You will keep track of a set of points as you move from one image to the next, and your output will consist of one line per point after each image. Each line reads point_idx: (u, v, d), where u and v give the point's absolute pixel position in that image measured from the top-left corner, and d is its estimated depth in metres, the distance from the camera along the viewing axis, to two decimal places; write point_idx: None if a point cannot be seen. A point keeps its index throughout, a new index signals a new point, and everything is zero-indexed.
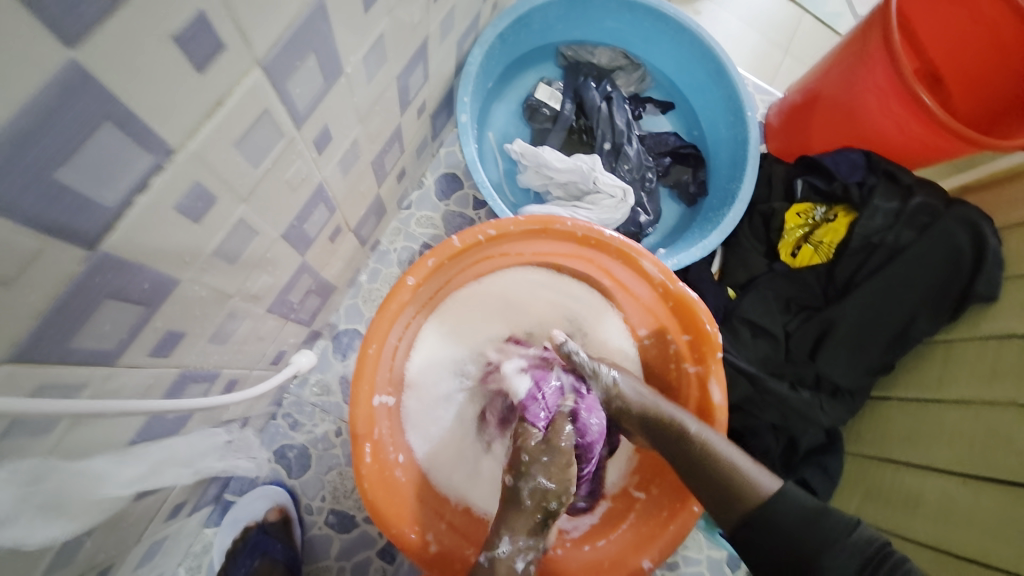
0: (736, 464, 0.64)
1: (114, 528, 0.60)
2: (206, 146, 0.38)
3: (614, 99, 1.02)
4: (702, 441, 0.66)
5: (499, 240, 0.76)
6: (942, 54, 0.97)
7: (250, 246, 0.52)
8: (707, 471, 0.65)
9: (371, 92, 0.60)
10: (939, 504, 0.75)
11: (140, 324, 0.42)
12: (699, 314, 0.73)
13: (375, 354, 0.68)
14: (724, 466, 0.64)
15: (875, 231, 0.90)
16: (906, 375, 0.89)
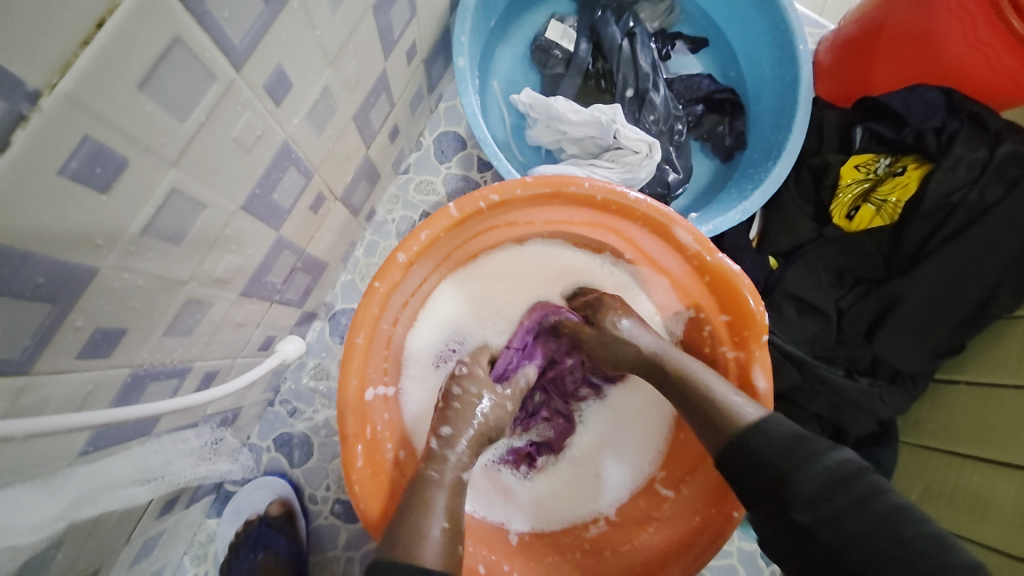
0: (701, 380, 0.59)
1: (91, 535, 0.52)
2: (85, 85, 0.29)
3: (638, 36, 0.87)
4: (682, 372, 0.60)
5: (505, 207, 0.65)
6: None
7: (198, 223, 0.43)
8: (681, 395, 0.60)
9: (338, 25, 0.49)
10: (1012, 506, 0.65)
11: (51, 325, 0.35)
12: (741, 291, 0.62)
13: (364, 345, 0.59)
14: (699, 385, 0.58)
15: (955, 187, 0.76)
16: (979, 355, 0.77)
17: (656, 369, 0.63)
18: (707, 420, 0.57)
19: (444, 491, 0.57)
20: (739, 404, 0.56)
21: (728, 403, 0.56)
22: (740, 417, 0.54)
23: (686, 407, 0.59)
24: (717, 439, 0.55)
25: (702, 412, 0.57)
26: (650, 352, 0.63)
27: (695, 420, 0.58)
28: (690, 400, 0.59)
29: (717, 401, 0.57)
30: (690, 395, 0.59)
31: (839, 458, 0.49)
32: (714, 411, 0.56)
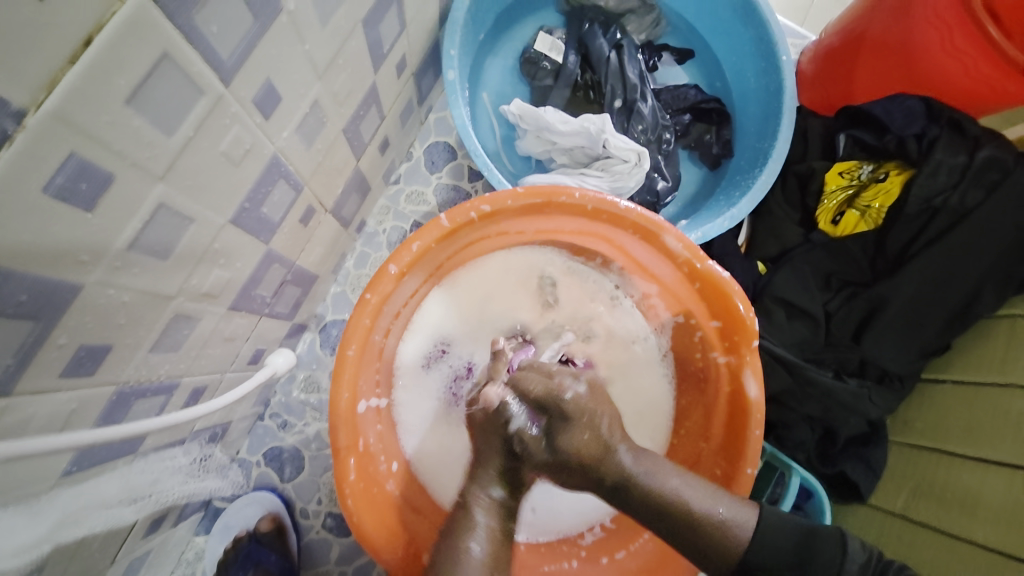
0: (694, 504, 0.54)
1: (74, 558, 0.51)
2: (71, 101, 0.29)
3: (625, 47, 0.88)
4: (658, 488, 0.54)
5: (496, 216, 0.65)
6: None
7: (186, 237, 0.43)
8: (647, 515, 0.54)
9: (328, 40, 0.49)
10: (999, 501, 0.66)
11: (34, 343, 0.34)
12: (732, 298, 0.63)
13: (355, 357, 0.59)
14: (656, 489, 0.54)
15: (936, 192, 0.77)
16: (964, 355, 0.79)
17: (617, 488, 0.55)
18: (701, 554, 0.54)
19: (487, 516, 0.55)
20: (710, 509, 0.54)
21: (699, 511, 0.54)
22: (732, 532, 0.54)
23: (657, 517, 0.54)
24: (720, 566, 0.54)
25: (697, 545, 0.54)
26: (642, 475, 0.54)
27: (683, 545, 0.54)
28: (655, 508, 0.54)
29: (691, 516, 0.53)
30: (660, 510, 0.54)
31: (847, 545, 0.53)
32: (701, 541, 0.54)
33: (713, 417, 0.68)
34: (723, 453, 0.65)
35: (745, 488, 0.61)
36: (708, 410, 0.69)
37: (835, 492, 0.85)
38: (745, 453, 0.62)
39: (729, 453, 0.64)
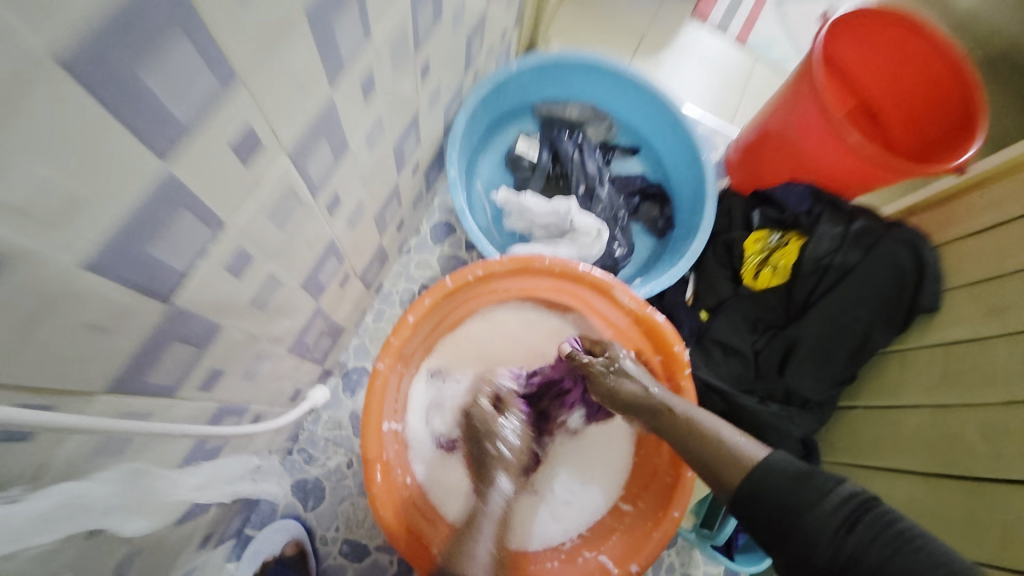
0: (712, 431, 0.67)
1: (157, 550, 0.64)
2: (250, 222, 0.50)
3: (585, 149, 1.16)
4: (688, 418, 0.70)
5: (487, 279, 0.86)
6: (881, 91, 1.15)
7: (275, 295, 0.63)
8: (682, 434, 0.70)
9: (371, 159, 0.73)
10: (906, 504, 0.83)
11: (193, 364, 0.52)
12: (666, 336, 0.84)
13: (382, 386, 0.77)
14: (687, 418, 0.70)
15: (825, 254, 1.00)
16: (869, 385, 0.99)
17: (653, 409, 0.74)
18: (715, 471, 0.64)
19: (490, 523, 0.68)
20: (748, 448, 0.63)
21: (738, 451, 0.63)
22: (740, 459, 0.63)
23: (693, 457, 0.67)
24: (726, 486, 0.62)
25: (710, 459, 0.65)
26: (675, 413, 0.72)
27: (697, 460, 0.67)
28: (675, 428, 0.70)
29: (727, 450, 0.64)
30: (689, 437, 0.69)
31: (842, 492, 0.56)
32: (725, 460, 0.63)
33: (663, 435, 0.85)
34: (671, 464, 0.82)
35: (687, 491, 0.77)
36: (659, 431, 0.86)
37: None
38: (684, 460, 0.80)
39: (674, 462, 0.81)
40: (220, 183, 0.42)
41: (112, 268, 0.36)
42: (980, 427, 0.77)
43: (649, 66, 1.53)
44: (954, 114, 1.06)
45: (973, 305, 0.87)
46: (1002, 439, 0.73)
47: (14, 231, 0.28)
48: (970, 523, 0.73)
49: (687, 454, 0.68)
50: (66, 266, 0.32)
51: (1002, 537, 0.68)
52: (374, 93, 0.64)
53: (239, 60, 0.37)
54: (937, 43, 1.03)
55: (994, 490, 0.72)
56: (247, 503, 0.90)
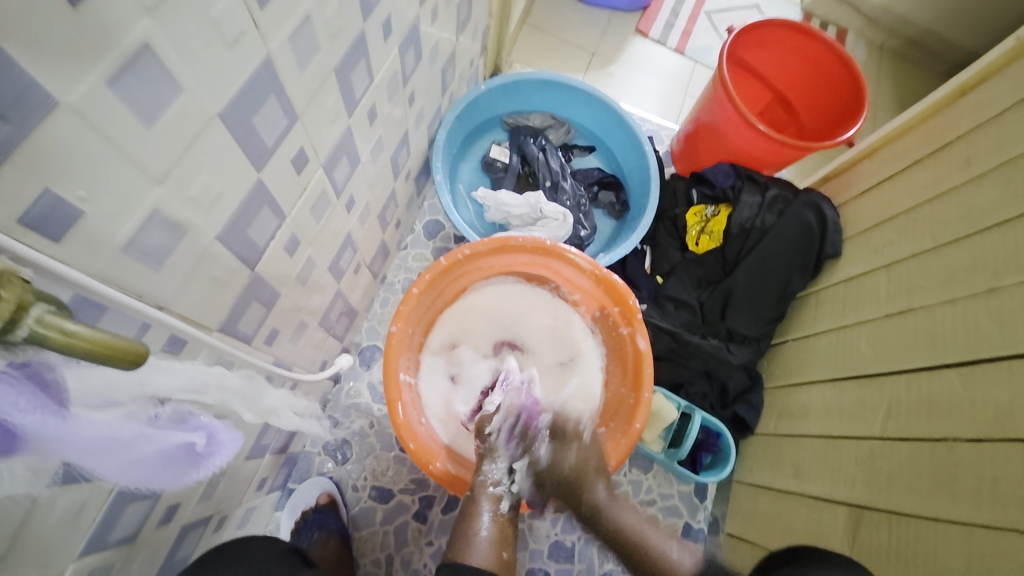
0: (643, 538, 0.87)
1: (234, 478, 0.83)
2: (299, 213, 0.70)
3: (548, 150, 1.38)
4: (637, 530, 0.88)
5: (472, 257, 1.07)
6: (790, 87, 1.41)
7: (312, 273, 0.83)
8: (604, 525, 0.90)
9: (374, 168, 0.94)
10: (821, 406, 1.03)
11: (262, 320, 0.72)
12: (620, 291, 1.05)
13: (397, 346, 0.96)
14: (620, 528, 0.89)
15: (748, 219, 1.23)
16: (794, 322, 1.21)
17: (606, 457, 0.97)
18: (648, 570, 0.83)
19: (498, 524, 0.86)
20: (672, 556, 0.83)
21: (665, 555, 0.84)
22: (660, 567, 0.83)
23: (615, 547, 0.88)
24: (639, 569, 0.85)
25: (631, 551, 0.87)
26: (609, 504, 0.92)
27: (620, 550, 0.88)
28: (624, 534, 0.88)
29: (654, 552, 0.84)
30: (626, 540, 0.88)
31: None
32: (651, 554, 0.84)
33: (626, 369, 1.06)
34: (632, 388, 1.03)
35: (645, 407, 0.98)
36: (624, 367, 1.07)
37: (736, 430, 1.21)
38: (643, 385, 1.00)
39: (635, 387, 1.02)
40: (283, 185, 0.63)
41: (228, 240, 0.56)
42: (867, 337, 0.99)
43: (603, 75, 1.76)
44: (846, 96, 1.30)
45: (864, 246, 1.09)
46: (883, 343, 0.95)
47: (191, 212, 0.48)
48: (864, 408, 0.93)
49: (629, 563, 0.86)
50: (208, 236, 0.52)
51: (885, 413, 0.88)
52: (376, 118, 0.85)
53: (296, 102, 0.58)
54: (822, 43, 1.28)
55: (878, 381, 0.92)
56: (289, 459, 1.09)
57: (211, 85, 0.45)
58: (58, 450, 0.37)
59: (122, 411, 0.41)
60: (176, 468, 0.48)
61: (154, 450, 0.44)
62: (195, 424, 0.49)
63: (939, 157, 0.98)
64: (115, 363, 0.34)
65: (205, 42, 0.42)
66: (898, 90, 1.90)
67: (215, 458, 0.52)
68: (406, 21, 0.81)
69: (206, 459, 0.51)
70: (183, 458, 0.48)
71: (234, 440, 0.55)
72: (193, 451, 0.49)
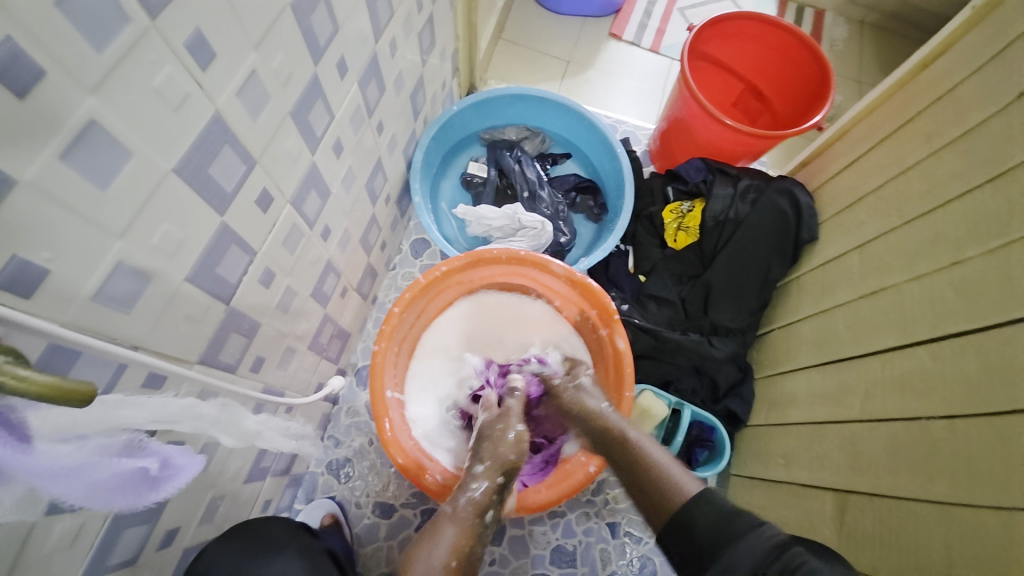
0: (669, 470, 0.78)
1: (235, 500, 0.88)
2: (270, 249, 0.75)
3: (524, 161, 1.41)
4: (635, 452, 0.83)
5: (451, 273, 1.11)
6: (760, 76, 1.41)
7: (293, 302, 0.89)
8: (630, 464, 0.82)
9: (349, 197, 1.00)
10: (806, 393, 1.05)
11: (245, 350, 0.77)
12: (597, 293, 1.08)
13: (381, 363, 1.01)
14: (654, 463, 0.79)
15: (722, 211, 1.24)
16: (777, 309, 1.21)
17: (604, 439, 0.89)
18: (656, 498, 0.75)
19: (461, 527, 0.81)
20: (682, 483, 0.75)
21: (677, 484, 0.75)
22: (682, 486, 0.74)
23: (632, 482, 0.81)
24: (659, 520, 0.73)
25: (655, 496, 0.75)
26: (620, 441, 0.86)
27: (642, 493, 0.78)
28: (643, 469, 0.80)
29: (668, 478, 0.76)
30: (638, 465, 0.81)
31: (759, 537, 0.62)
32: (667, 485, 0.75)
33: (608, 369, 1.08)
34: (615, 388, 1.05)
35: (626, 405, 1.00)
36: (606, 367, 1.09)
37: (730, 423, 1.21)
38: (625, 384, 1.02)
39: (617, 387, 1.05)
40: (249, 224, 0.68)
41: (197, 280, 0.61)
42: (845, 320, 0.99)
43: (579, 82, 1.79)
44: (814, 80, 1.30)
45: (838, 229, 1.09)
46: (858, 325, 0.95)
47: (154, 259, 0.53)
48: (845, 392, 0.94)
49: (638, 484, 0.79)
50: (176, 278, 0.57)
51: (863, 396, 0.90)
52: (342, 150, 0.90)
53: (251, 148, 0.63)
54: (785, 30, 1.29)
55: (857, 364, 0.93)
56: (293, 480, 1.14)
57: (160, 145, 0.50)
58: (24, 478, 0.40)
59: (87, 444, 0.45)
60: (136, 492, 0.50)
61: (114, 475, 0.47)
62: (149, 449, 0.52)
63: (902, 134, 0.98)
64: (62, 400, 0.37)
65: (150, 109, 0.48)
66: (882, 66, 1.88)
67: (175, 480, 0.54)
68: (362, 58, 0.86)
69: (164, 482, 0.53)
70: (140, 484, 0.50)
71: (196, 463, 0.57)
72: (149, 476, 0.51)
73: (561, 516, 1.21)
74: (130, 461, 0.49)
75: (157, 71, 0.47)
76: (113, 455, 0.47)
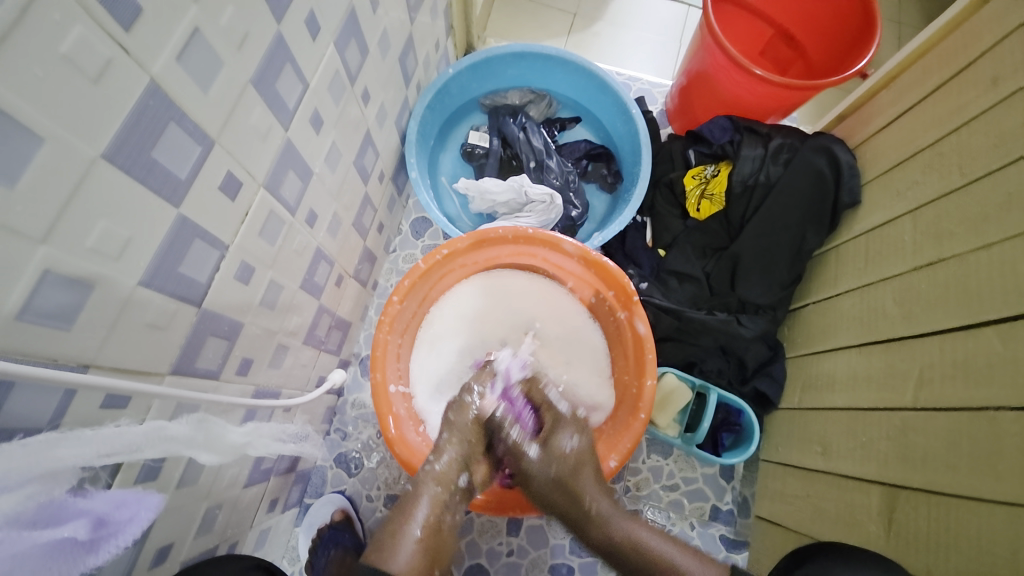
0: (685, 569, 0.72)
1: (235, 508, 0.83)
2: (244, 240, 0.67)
3: (529, 127, 1.29)
4: (641, 547, 0.75)
5: (453, 256, 1.02)
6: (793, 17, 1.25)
7: (281, 296, 0.81)
8: (634, 567, 0.74)
9: (336, 177, 0.90)
10: (847, 375, 0.95)
11: (228, 353, 0.70)
12: (614, 273, 0.98)
13: (382, 357, 0.93)
14: (656, 557, 0.73)
15: (750, 175, 1.12)
16: (812, 282, 1.10)
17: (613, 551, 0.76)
18: None
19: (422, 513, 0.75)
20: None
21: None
22: None
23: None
24: None
25: None
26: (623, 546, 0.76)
27: (636, 574, 0.74)
28: (625, 547, 0.75)
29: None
30: (638, 557, 0.74)
31: None
32: None
33: (628, 354, 1.00)
34: (635, 376, 0.97)
35: (648, 395, 0.92)
36: (625, 352, 1.01)
37: (758, 404, 1.14)
38: (645, 371, 0.94)
39: (637, 375, 0.96)
40: (214, 215, 0.59)
41: (157, 283, 0.53)
42: (894, 294, 0.88)
43: (586, 37, 1.63)
44: (857, 19, 1.14)
45: (885, 191, 0.97)
46: (911, 300, 0.85)
47: (95, 264, 0.45)
48: (895, 376, 0.85)
49: None
50: (127, 284, 0.49)
51: (917, 381, 0.80)
52: (323, 124, 0.80)
53: (206, 127, 0.54)
54: None
55: (909, 344, 0.83)
56: (300, 476, 1.10)
57: (83, 126, 0.41)
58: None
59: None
60: (73, 559, 0.44)
61: (37, 547, 0.41)
62: (77, 510, 0.45)
63: (965, 77, 0.84)
64: None
65: (60, 83, 0.39)
66: (927, 0, 1.68)
67: (119, 535, 0.49)
68: (337, 15, 0.75)
69: (107, 541, 0.48)
70: (74, 550, 0.44)
71: (146, 509, 0.53)
72: (83, 540, 0.45)
73: None
74: (58, 531, 0.42)
75: (64, 33, 0.37)
76: (29, 525, 0.41)
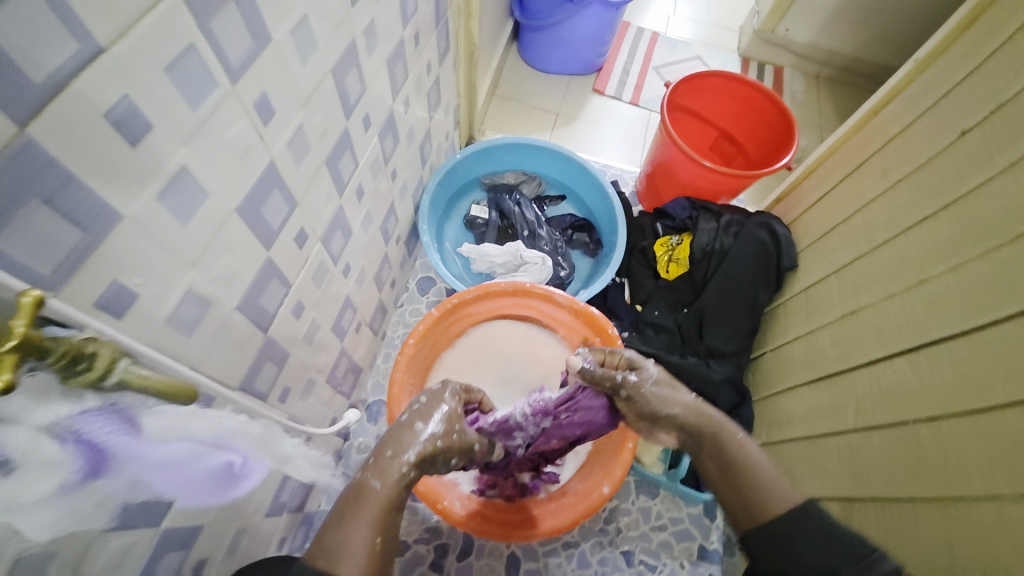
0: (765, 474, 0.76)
1: (255, 536, 0.88)
2: (302, 282, 0.81)
3: (522, 202, 1.52)
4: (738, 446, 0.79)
5: (461, 306, 1.17)
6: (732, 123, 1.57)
7: (317, 334, 0.93)
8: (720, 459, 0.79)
9: (367, 237, 1.07)
10: (802, 409, 1.11)
11: (275, 380, 0.81)
12: (599, 320, 1.15)
13: (397, 394, 1.04)
14: (739, 458, 0.78)
15: (707, 243, 1.35)
16: (768, 332, 1.29)
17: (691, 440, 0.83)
18: (747, 495, 0.74)
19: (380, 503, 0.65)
20: (781, 491, 0.73)
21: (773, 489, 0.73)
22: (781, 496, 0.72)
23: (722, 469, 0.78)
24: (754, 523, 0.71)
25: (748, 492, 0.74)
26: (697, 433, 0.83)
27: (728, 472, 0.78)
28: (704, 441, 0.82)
29: (763, 484, 0.74)
30: (722, 450, 0.80)
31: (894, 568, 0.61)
32: (765, 486, 0.73)
33: None
34: None
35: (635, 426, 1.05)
36: None
37: None
38: None
39: None
40: (288, 259, 0.74)
41: (244, 309, 0.67)
42: (830, 337, 1.07)
43: (567, 132, 1.95)
44: (780, 126, 1.45)
45: (816, 255, 1.19)
46: (844, 341, 1.03)
47: (214, 288, 0.59)
48: (838, 405, 1.00)
49: (724, 475, 0.78)
50: (228, 307, 0.63)
51: (856, 407, 0.96)
52: (363, 194, 0.99)
53: (294, 191, 0.71)
54: (751, 85, 1.46)
55: (846, 378, 1.00)
56: (305, 518, 1.13)
57: (227, 187, 0.57)
58: (133, 471, 0.46)
59: (189, 440, 0.52)
60: (215, 487, 0.58)
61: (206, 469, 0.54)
62: (234, 449, 0.60)
63: (863, 169, 1.11)
64: (177, 399, 0.46)
65: (222, 159, 0.55)
66: (837, 111, 2.09)
67: (246, 480, 0.63)
68: (382, 113, 0.97)
69: (241, 481, 0.62)
70: (223, 478, 0.58)
71: (260, 470, 0.65)
72: (231, 472, 0.59)
73: (574, 547, 1.21)
74: (218, 459, 0.56)
75: (232, 126, 0.55)
76: (208, 450, 0.55)
